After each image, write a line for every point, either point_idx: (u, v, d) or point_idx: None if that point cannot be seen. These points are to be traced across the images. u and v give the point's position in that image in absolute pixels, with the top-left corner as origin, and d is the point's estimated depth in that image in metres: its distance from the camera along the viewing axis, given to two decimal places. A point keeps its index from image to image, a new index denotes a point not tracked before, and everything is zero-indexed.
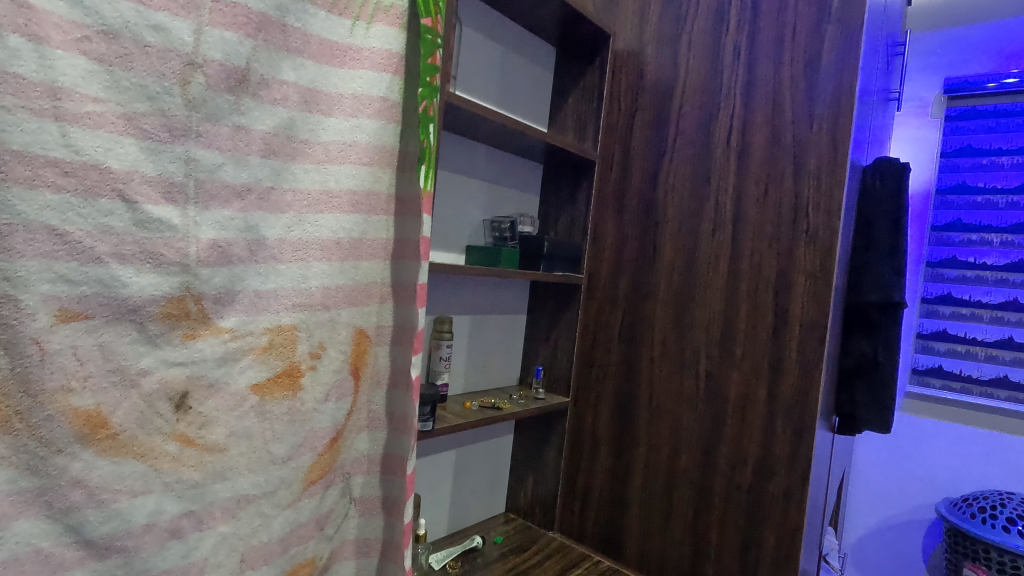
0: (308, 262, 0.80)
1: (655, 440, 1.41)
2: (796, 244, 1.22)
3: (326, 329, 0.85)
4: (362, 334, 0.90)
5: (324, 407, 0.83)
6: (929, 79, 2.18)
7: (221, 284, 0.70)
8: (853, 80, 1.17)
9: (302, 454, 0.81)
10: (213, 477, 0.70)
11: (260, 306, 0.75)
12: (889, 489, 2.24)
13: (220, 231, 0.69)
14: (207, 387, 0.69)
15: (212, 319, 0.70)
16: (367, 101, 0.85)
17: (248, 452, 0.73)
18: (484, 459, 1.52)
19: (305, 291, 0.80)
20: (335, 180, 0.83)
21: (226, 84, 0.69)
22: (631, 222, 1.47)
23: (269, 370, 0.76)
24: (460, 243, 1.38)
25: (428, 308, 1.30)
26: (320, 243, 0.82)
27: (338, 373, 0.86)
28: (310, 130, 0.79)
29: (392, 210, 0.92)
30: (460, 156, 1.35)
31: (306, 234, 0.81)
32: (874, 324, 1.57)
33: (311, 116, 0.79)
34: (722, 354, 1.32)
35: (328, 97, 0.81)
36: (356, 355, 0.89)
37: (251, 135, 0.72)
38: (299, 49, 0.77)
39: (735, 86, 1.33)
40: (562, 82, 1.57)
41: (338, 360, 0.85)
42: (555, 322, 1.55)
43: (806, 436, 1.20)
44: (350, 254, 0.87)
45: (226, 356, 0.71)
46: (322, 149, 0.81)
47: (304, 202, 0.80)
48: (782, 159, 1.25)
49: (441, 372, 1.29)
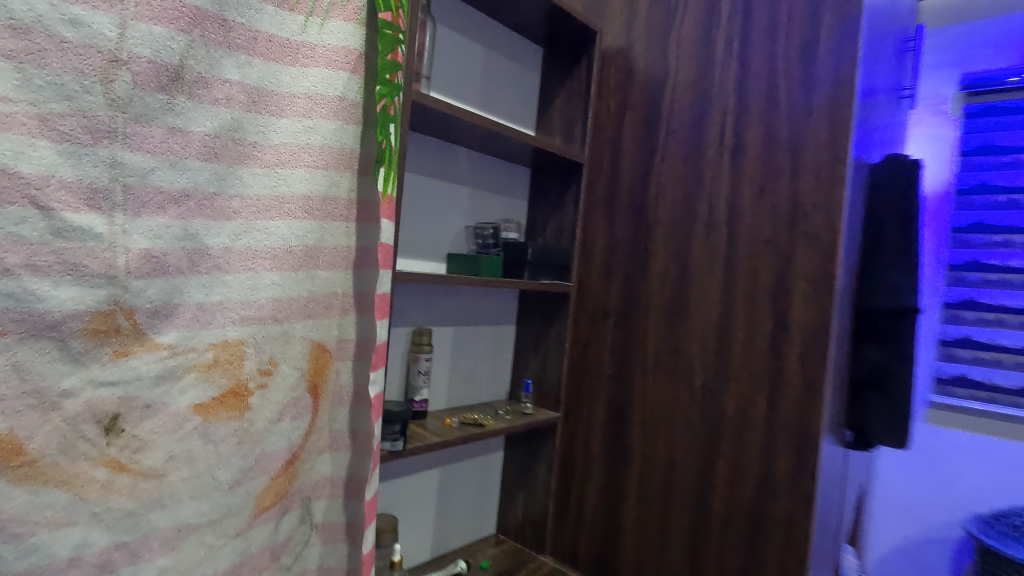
0: (258, 271, 0.80)
1: (649, 457, 1.32)
2: (795, 247, 1.14)
3: (279, 344, 0.84)
4: (322, 348, 0.89)
5: (276, 427, 0.82)
6: (944, 75, 2.05)
7: (156, 296, 0.70)
8: (852, 72, 1.09)
9: (251, 479, 0.79)
10: (147, 505, 0.68)
11: (204, 320, 0.74)
12: (911, 504, 2.10)
13: (153, 240, 0.69)
14: (142, 408, 0.68)
15: (147, 336, 0.69)
16: (321, 100, 0.85)
17: (190, 477, 0.73)
18: (470, 477, 1.45)
19: (253, 303, 0.79)
20: (286, 186, 0.83)
21: (156, 83, 0.68)
22: (621, 226, 1.39)
23: (213, 390, 0.75)
24: (441, 253, 1.32)
25: (404, 321, 1.24)
26: (271, 252, 0.81)
27: (294, 391, 0.85)
28: (258, 131, 0.78)
29: (354, 216, 0.91)
30: (438, 160, 1.29)
31: (255, 243, 0.80)
32: (886, 331, 1.47)
33: (259, 116, 0.78)
34: (719, 365, 1.23)
35: (278, 97, 0.81)
36: (313, 370, 0.87)
37: (187, 136, 0.71)
38: (244, 45, 0.76)
39: (728, 81, 1.25)
40: (549, 81, 1.49)
41: (293, 378, 0.84)
42: (545, 332, 1.47)
43: (808, 453, 1.11)
44: (305, 263, 0.86)
45: (164, 374, 0.70)
46: (273, 152, 0.80)
47: (253, 209, 0.79)
48: (779, 157, 1.17)
49: (420, 387, 1.23)
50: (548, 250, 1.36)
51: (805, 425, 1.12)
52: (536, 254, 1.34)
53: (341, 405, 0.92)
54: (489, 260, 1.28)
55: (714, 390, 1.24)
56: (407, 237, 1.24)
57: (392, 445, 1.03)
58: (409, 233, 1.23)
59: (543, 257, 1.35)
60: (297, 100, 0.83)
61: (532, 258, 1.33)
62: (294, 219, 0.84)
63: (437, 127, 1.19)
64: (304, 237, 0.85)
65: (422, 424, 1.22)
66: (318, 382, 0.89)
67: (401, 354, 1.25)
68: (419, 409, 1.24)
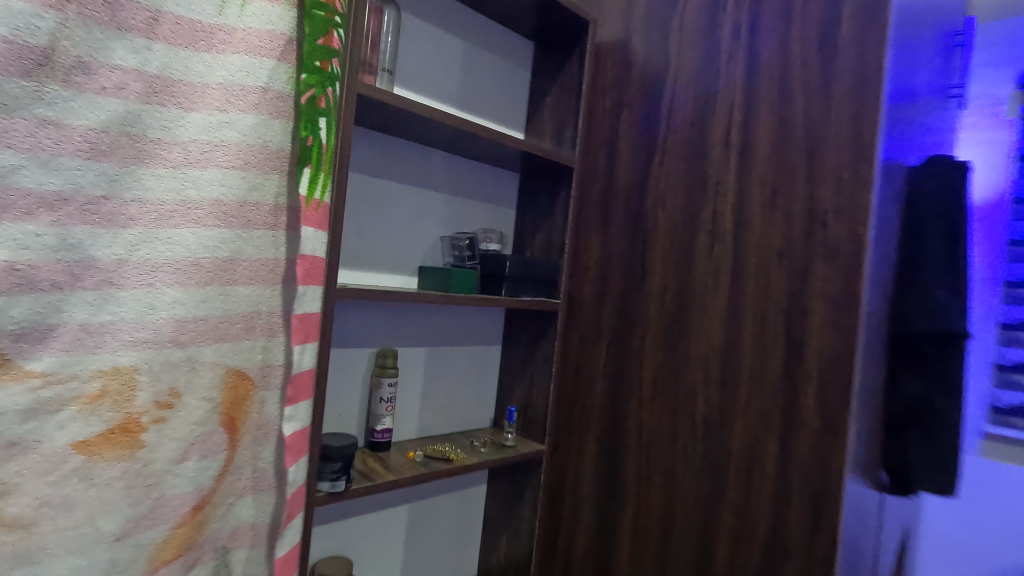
0: (156, 287, 0.69)
1: (645, 501, 1.15)
2: (812, 262, 0.97)
3: (184, 372, 0.72)
4: (239, 374, 0.78)
5: (178, 469, 0.70)
6: (999, 73, 1.83)
7: (23, 317, 0.60)
8: (881, 55, 0.92)
9: (142, 530, 0.67)
10: (12, 561, 0.58)
11: (91, 344, 0.64)
12: (965, 554, 1.82)
13: (18, 251, 0.59)
14: (5, 447, 0.58)
15: (15, 363, 0.60)
16: (239, 92, 0.74)
17: (66, 527, 0.62)
18: (446, 513, 1.31)
19: (150, 323, 0.68)
20: (195, 188, 0.72)
21: (22, 66, 0.58)
22: (617, 236, 1.24)
23: (98, 425, 0.64)
24: (412, 265, 1.18)
25: (367, 342, 1.12)
26: (174, 265, 0.70)
27: (203, 425, 0.74)
28: (160, 128, 0.68)
29: (282, 224, 0.81)
30: (410, 164, 1.15)
31: (157, 254, 0.69)
32: (928, 359, 1.26)
33: (162, 109, 0.69)
34: (723, 399, 1.06)
35: (187, 87, 0.70)
36: (230, 401, 0.77)
37: (67, 131, 0.62)
38: (141, 27, 0.66)
39: (735, 71, 1.10)
40: (540, 78, 1.36)
41: (198, 410, 0.73)
42: (532, 354, 1.32)
43: (827, 508, 0.93)
44: (218, 279, 0.74)
45: (35, 409, 0.60)
46: (179, 151, 0.70)
47: (151, 215, 0.69)
48: (794, 156, 1.01)
49: (383, 415, 1.10)
50: (533, 262, 1.21)
51: (824, 473, 0.94)
52: (518, 267, 1.19)
53: (267, 438, 0.81)
54: (463, 273, 1.14)
55: (718, 426, 1.06)
56: (372, 248, 1.11)
57: (332, 485, 0.91)
58: (372, 243, 1.11)
59: (527, 270, 1.20)
60: (208, 91, 0.72)
61: (513, 270, 1.18)
62: (202, 227, 0.73)
63: (403, 127, 1.07)
64: (218, 248, 0.74)
65: (382, 458, 1.08)
66: (234, 412, 0.77)
67: (363, 377, 1.13)
68: (381, 440, 1.11)
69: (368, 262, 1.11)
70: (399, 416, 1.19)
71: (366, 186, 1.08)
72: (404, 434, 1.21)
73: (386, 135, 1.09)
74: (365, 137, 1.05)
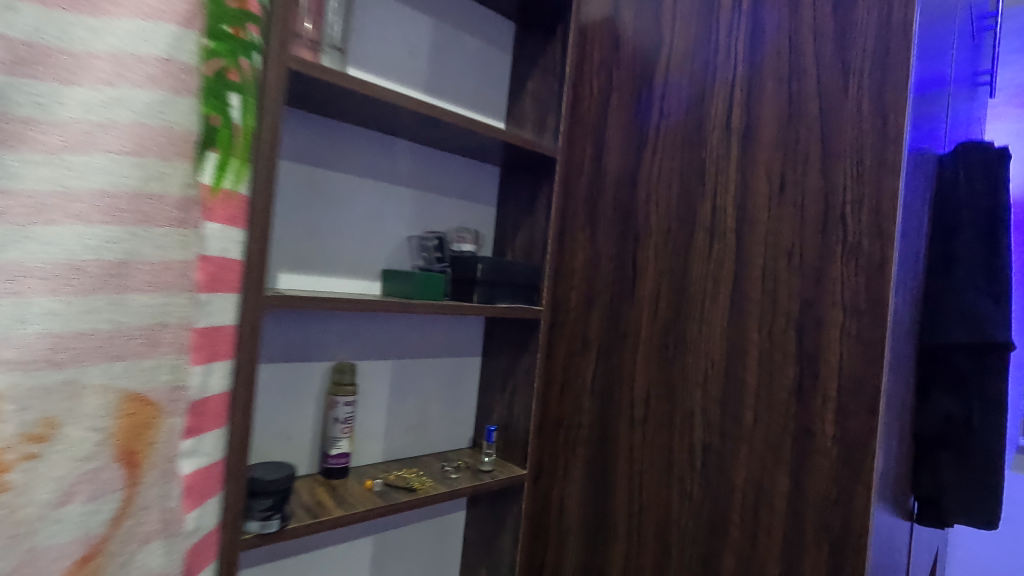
0: (25, 296, 0.49)
1: (637, 537, 1.01)
2: (828, 263, 0.82)
3: (62, 395, 0.51)
4: (139, 399, 0.57)
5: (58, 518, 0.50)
6: None
7: None
8: (908, 17, 0.78)
9: None
10: None
11: None
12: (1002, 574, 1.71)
13: None
14: None
15: None
16: (134, 62, 0.55)
17: None
18: (418, 545, 1.17)
19: (19, 344, 0.48)
20: (78, 176, 0.52)
21: None
22: (606, 236, 1.11)
23: None
24: (375, 270, 1.05)
25: (321, 356, 0.99)
26: (50, 271, 0.51)
27: (93, 461, 0.53)
28: (30, 102, 0.49)
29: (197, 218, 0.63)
30: (370, 155, 1.03)
31: (28, 260, 0.50)
32: (962, 374, 1.10)
33: (29, 80, 0.49)
34: (725, 422, 0.92)
35: (63, 54, 0.51)
36: (129, 428, 0.56)
37: None
38: None
39: (735, 45, 0.95)
40: (520, 62, 1.22)
41: (87, 442, 0.52)
42: (512, 368, 1.18)
43: (848, 555, 0.79)
44: (115, 286, 0.55)
45: None
46: (59, 133, 0.51)
47: (22, 212, 0.49)
48: (805, 140, 0.86)
49: (338, 438, 0.98)
50: (509, 263, 1.07)
51: (843, 513, 0.79)
52: (492, 268, 1.05)
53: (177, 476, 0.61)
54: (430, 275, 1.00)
55: (719, 454, 0.92)
56: (325, 250, 0.98)
57: (263, 525, 0.77)
58: (326, 244, 0.98)
59: (503, 272, 1.06)
60: (93, 61, 0.53)
61: (487, 271, 1.04)
62: (90, 227, 0.53)
63: (358, 115, 0.94)
64: (103, 248, 0.54)
65: (335, 489, 0.95)
66: (136, 446, 0.57)
67: (316, 396, 0.99)
68: (336, 466, 0.98)
69: (311, 265, 0.96)
70: (361, 437, 1.06)
71: (309, 178, 0.95)
72: (368, 459, 1.08)
73: (334, 121, 0.97)
74: (297, 118, 0.93)
